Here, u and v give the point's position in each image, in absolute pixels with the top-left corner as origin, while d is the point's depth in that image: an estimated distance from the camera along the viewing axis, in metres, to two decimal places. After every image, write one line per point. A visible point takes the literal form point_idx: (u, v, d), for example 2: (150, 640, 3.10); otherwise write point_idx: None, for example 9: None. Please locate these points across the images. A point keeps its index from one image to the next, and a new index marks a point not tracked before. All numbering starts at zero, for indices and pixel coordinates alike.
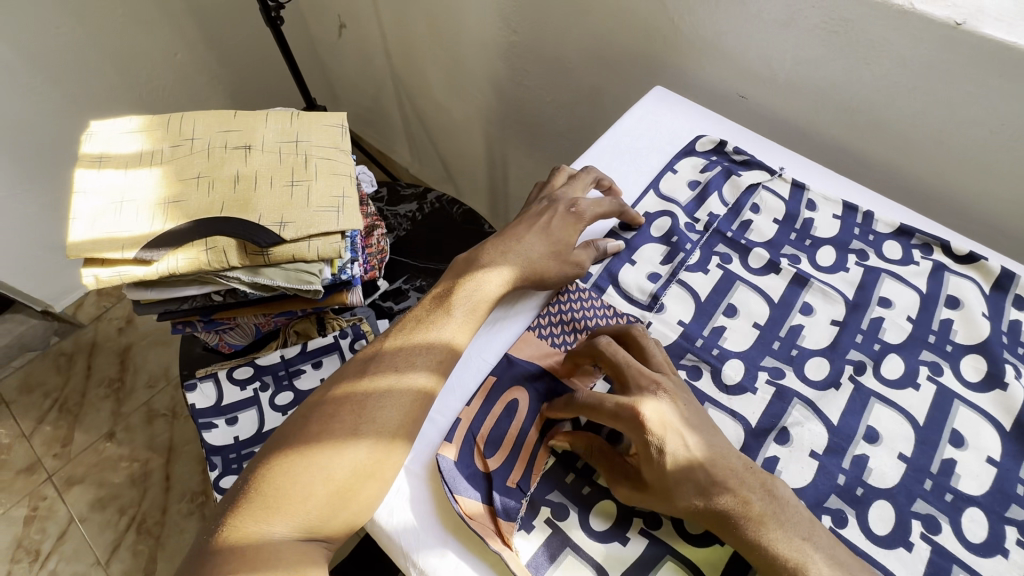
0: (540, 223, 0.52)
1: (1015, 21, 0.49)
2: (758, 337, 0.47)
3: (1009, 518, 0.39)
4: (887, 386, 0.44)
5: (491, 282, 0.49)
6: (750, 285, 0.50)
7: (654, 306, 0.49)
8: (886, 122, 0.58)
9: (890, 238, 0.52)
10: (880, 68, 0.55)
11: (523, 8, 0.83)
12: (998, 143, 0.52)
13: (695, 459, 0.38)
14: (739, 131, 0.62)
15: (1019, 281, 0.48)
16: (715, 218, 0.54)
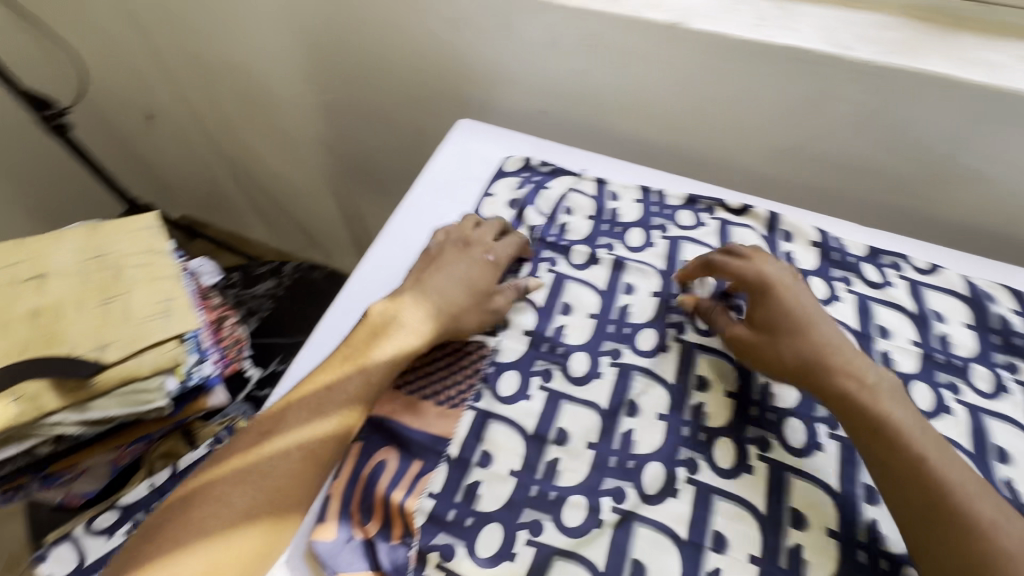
0: (456, 258, 0.54)
1: (716, 14, 0.59)
2: (594, 326, 0.52)
3: (820, 416, 0.46)
4: (705, 337, 0.51)
5: (410, 337, 0.49)
6: (577, 280, 0.55)
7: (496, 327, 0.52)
8: (653, 113, 0.67)
9: (682, 208, 0.60)
10: (638, 72, 0.63)
11: (326, 66, 0.84)
12: (737, 110, 0.63)
13: (796, 313, 0.47)
14: (542, 144, 0.68)
15: (782, 219, 0.58)
16: (535, 230, 0.59)
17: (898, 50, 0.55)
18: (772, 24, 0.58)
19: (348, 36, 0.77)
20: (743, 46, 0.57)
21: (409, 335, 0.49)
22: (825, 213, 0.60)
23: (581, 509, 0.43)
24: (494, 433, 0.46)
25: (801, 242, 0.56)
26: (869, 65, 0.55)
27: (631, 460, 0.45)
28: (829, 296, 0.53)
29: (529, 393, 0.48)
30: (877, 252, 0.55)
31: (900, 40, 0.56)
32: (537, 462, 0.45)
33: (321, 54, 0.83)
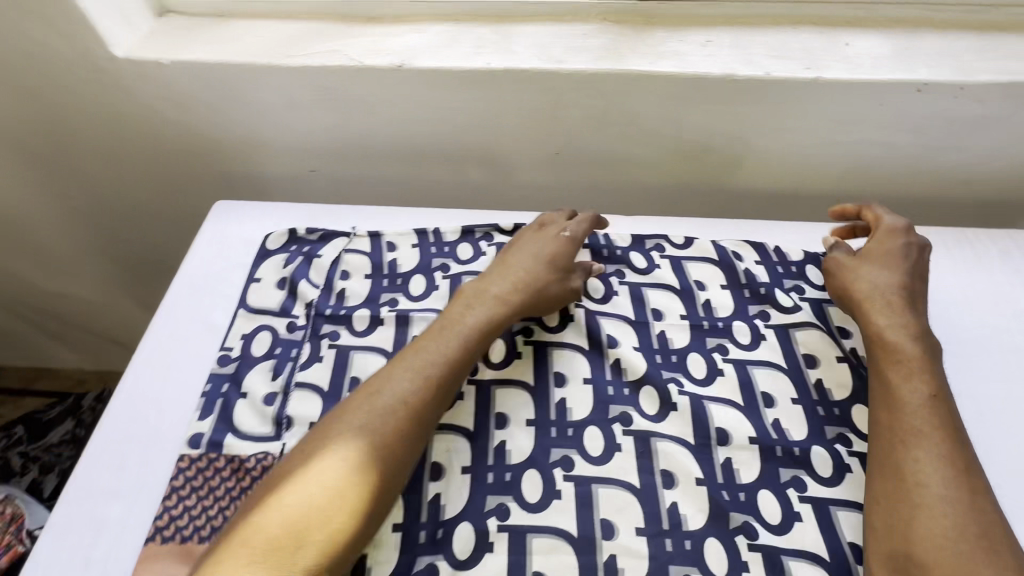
0: (553, 245, 0.68)
1: (352, 53, 0.73)
2: (593, 395, 0.60)
3: (831, 438, 0.58)
4: (702, 386, 0.61)
5: (493, 305, 0.62)
6: (555, 345, 0.64)
7: (499, 415, 0.59)
8: (477, 143, 0.80)
9: (633, 250, 0.73)
10: (391, 103, 0.76)
11: (51, 189, 0.89)
12: (535, 136, 0.78)
13: (871, 290, 0.63)
14: (376, 211, 0.78)
15: (700, 243, 0.73)
16: None
17: (603, 58, 0.71)
18: (428, 52, 0.72)
19: (59, 136, 0.82)
20: (453, 73, 0.71)
21: (483, 318, 0.61)
22: (705, 237, 0.75)
23: None
24: (518, 513, 0.53)
25: (749, 261, 0.72)
26: (581, 73, 0.70)
27: (665, 519, 0.53)
28: (791, 306, 0.68)
29: (558, 487, 0.54)
30: (782, 278, 0.70)
31: (605, 49, 0.72)
32: (591, 546, 0.51)
33: (26, 165, 0.85)
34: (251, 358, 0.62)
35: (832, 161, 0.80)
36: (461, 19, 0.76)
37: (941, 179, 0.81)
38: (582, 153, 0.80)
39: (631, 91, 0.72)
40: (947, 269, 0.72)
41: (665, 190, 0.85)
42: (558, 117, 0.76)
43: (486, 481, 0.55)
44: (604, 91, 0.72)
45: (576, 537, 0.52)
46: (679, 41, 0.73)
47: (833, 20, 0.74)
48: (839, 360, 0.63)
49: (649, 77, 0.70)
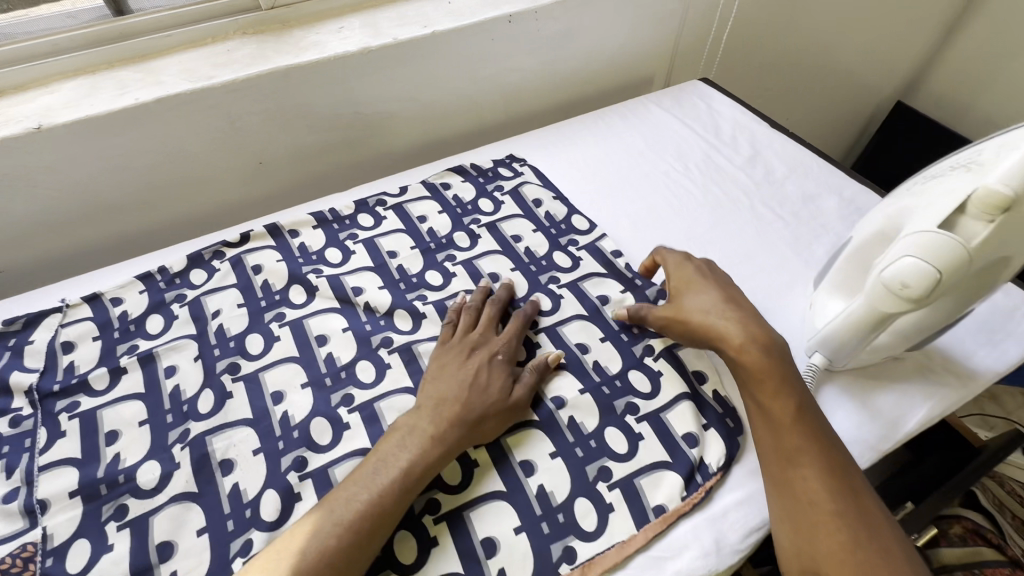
0: (497, 375, 0.60)
1: None
2: (352, 338, 0.67)
3: (543, 283, 0.74)
4: (442, 290, 0.72)
5: (427, 434, 0.54)
6: (309, 315, 0.69)
7: (274, 393, 0.62)
8: (175, 177, 0.81)
9: (357, 214, 0.82)
10: (51, 169, 0.72)
11: None
12: (229, 152, 0.83)
13: (708, 314, 0.62)
14: (88, 277, 0.74)
15: (413, 186, 0.86)
16: (247, 303, 0.70)
17: (251, 64, 0.77)
18: (67, 107, 0.71)
19: None
20: (104, 119, 0.71)
21: (418, 453, 0.53)
22: (416, 181, 0.87)
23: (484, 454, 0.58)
24: (315, 457, 0.57)
25: (454, 185, 0.86)
26: (234, 83, 0.76)
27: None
28: (493, 205, 0.83)
29: (345, 420, 0.60)
30: (485, 186, 0.86)
31: (250, 57, 0.79)
32: None
33: None
34: None
35: (490, 94, 0.98)
36: (96, 71, 0.77)
37: (572, 82, 1.06)
38: (285, 153, 0.88)
39: (290, 87, 0.80)
40: (588, 140, 0.95)
41: (377, 161, 0.97)
42: (241, 127, 0.81)
43: (278, 449, 0.58)
44: (266, 93, 0.79)
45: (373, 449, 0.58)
46: (317, 33, 0.83)
47: None
48: (535, 231, 0.80)
49: (298, 69, 0.79)
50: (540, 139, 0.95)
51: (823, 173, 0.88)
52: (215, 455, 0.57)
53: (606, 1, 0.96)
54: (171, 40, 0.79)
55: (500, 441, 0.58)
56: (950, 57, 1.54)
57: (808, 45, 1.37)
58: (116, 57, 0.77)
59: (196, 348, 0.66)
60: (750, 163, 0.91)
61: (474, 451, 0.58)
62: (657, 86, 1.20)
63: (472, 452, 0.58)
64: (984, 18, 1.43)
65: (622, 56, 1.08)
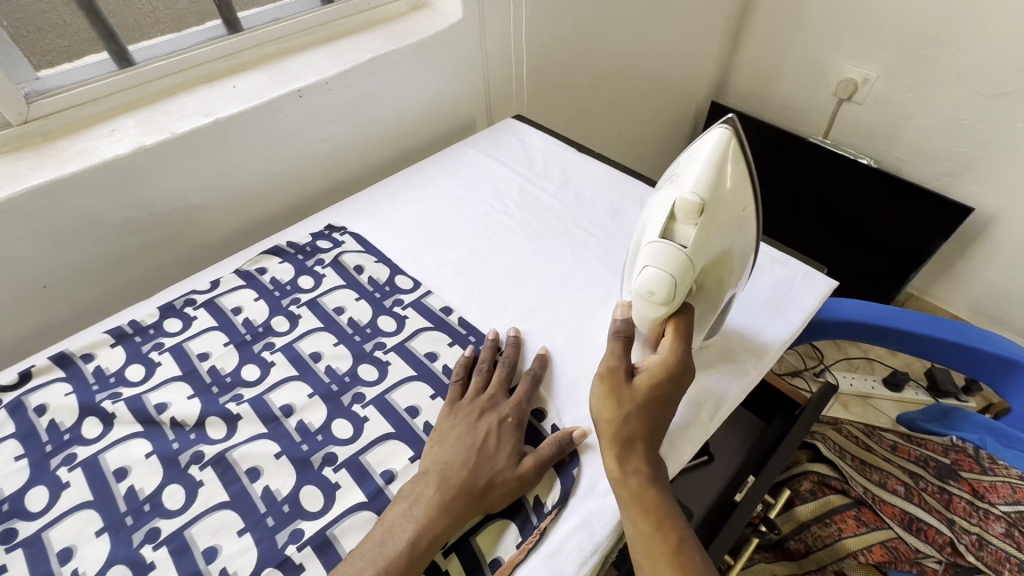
0: (505, 439, 0.59)
1: None
2: (157, 462, 0.61)
3: (369, 351, 0.72)
4: (260, 383, 0.69)
5: (435, 505, 0.53)
6: (105, 448, 0.62)
7: (62, 550, 0.55)
8: None
9: (162, 319, 0.76)
10: None
11: None
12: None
13: (632, 438, 0.53)
14: None
15: (226, 277, 0.82)
16: (28, 451, 0.62)
17: (5, 186, 0.71)
18: None
19: None
20: None
21: (425, 522, 0.52)
22: (230, 271, 0.83)
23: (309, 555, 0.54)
24: None
25: (271, 267, 0.83)
26: None
27: (261, 504, 0.58)
28: (313, 280, 0.81)
29: (149, 560, 0.54)
30: (304, 262, 0.84)
31: (2, 179, 0.72)
32: None
33: None
34: None
35: (305, 166, 0.97)
36: None
37: (390, 139, 1.07)
38: (77, 269, 0.81)
39: (60, 201, 0.74)
40: (410, 195, 0.96)
41: (195, 254, 0.92)
42: (9, 254, 0.73)
43: None
44: (29, 213, 0.72)
45: None
46: (88, 139, 0.78)
47: (222, 72, 0.90)
48: (359, 298, 0.79)
49: (64, 182, 0.73)
50: (361, 203, 0.94)
51: (626, 186, 0.95)
52: None
53: (399, 61, 0.99)
54: None
55: (329, 535, 0.55)
56: (741, 58, 1.77)
57: (617, 67, 1.51)
58: None
59: None
60: (562, 189, 0.96)
61: (299, 555, 0.54)
62: (481, 127, 1.25)
63: (298, 556, 0.54)
64: (756, 23, 1.66)
65: (436, 108, 1.12)
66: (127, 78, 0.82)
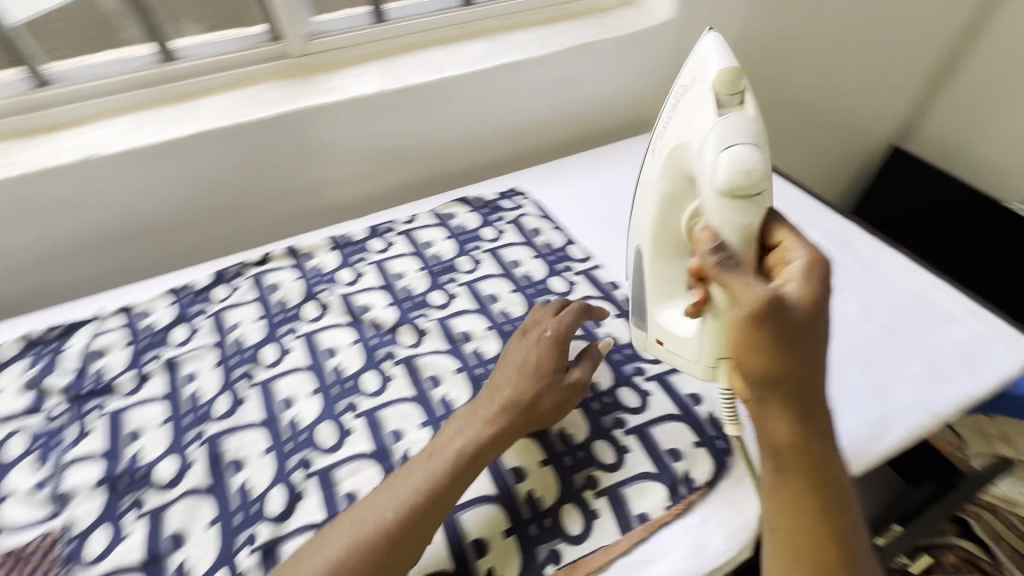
0: (551, 352, 0.62)
1: (33, 160, 0.76)
2: (359, 350, 0.72)
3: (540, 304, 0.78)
4: (444, 309, 0.77)
5: (489, 415, 0.56)
6: (320, 329, 0.74)
7: (284, 398, 0.67)
8: (207, 204, 0.89)
9: (369, 238, 0.88)
10: (95, 195, 0.80)
11: None
12: (255, 181, 0.91)
13: (808, 387, 0.44)
14: (122, 292, 0.80)
15: (422, 215, 0.92)
16: (264, 316, 0.76)
17: (281, 105, 0.86)
18: (115, 141, 0.79)
19: None
20: (147, 151, 0.79)
21: (479, 430, 0.55)
22: (425, 210, 0.93)
23: None
24: (320, 458, 0.61)
25: (460, 214, 0.92)
26: (266, 120, 0.85)
27: (439, 407, 0.66)
28: (495, 233, 0.89)
29: (349, 425, 0.64)
30: (488, 216, 0.92)
31: (279, 98, 0.88)
32: (387, 452, 0.61)
33: None
34: (8, 461, 0.61)
35: (497, 133, 1.06)
36: (144, 108, 0.85)
37: (574, 123, 1.13)
38: (306, 185, 0.95)
39: (315, 124, 0.89)
40: (586, 177, 1.01)
41: (391, 193, 1.05)
42: (269, 160, 0.89)
43: (285, 451, 0.62)
44: (292, 128, 0.87)
45: (374, 452, 0.61)
46: (342, 77, 0.92)
47: (451, 39, 1.01)
48: (534, 257, 0.85)
49: (322, 108, 0.87)
50: (542, 175, 1.01)
51: (807, 208, 0.94)
52: (227, 454, 0.61)
53: (604, 51, 1.04)
54: (213, 82, 0.88)
55: (496, 450, 0.62)
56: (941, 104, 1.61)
57: (803, 95, 1.45)
58: (162, 97, 0.87)
59: (216, 356, 0.71)
60: None
61: None
62: (654, 127, 1.27)
63: None
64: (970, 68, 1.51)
65: (621, 101, 1.16)
66: (380, 31, 0.95)
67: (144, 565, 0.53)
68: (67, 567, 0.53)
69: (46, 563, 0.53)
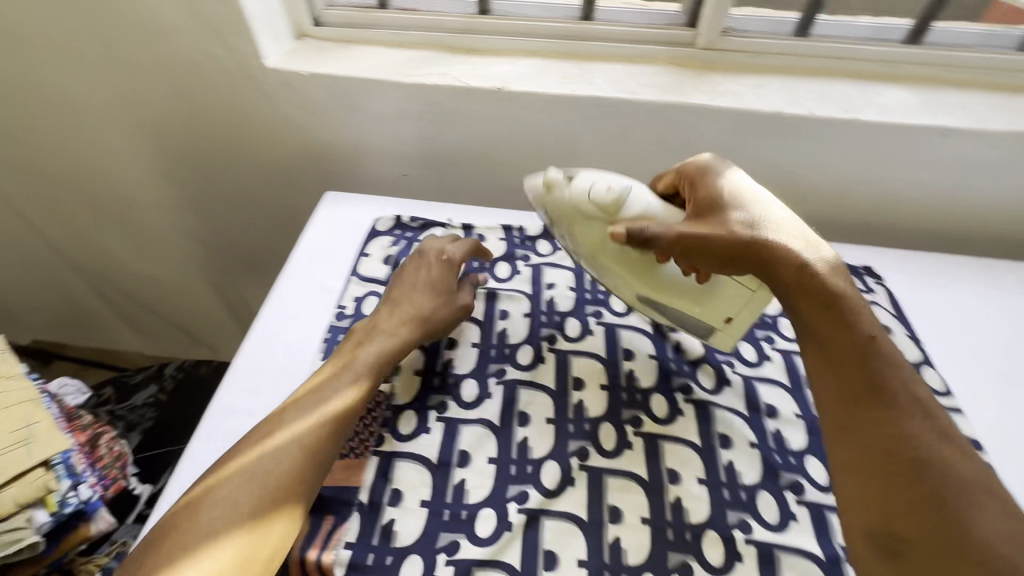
0: (445, 274, 0.71)
1: (457, 75, 0.86)
2: (656, 367, 0.69)
3: None
4: (752, 368, 0.70)
5: (399, 328, 0.65)
6: (624, 327, 0.74)
7: (577, 378, 0.68)
8: (556, 159, 0.93)
9: None
10: (483, 120, 0.88)
11: (179, 166, 1.04)
12: (606, 154, 0.91)
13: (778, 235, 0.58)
14: (465, 210, 0.89)
15: None
16: (576, 289, 0.78)
17: (669, 93, 0.84)
18: (520, 80, 0.85)
19: (200, 129, 0.97)
20: (544, 98, 0.84)
21: (386, 344, 0.63)
22: None
23: (751, 556, 0.55)
24: (595, 457, 0.61)
25: None
26: (652, 104, 0.83)
27: (723, 473, 0.60)
28: None
29: (630, 439, 0.62)
30: None
31: (671, 86, 0.85)
32: (659, 488, 0.59)
33: (166, 151, 1.02)
34: (364, 315, 0.73)
35: (865, 196, 0.91)
36: (545, 56, 0.91)
37: (964, 217, 0.91)
38: (643, 174, 0.94)
39: (689, 123, 0.85)
40: (958, 289, 0.82)
41: None
42: (627, 141, 0.89)
43: (568, 430, 0.63)
44: (668, 119, 0.85)
45: (647, 481, 0.59)
46: (736, 83, 0.86)
47: (868, 76, 0.87)
48: None
49: (707, 111, 0.83)
50: (904, 264, 0.84)
51: None
52: (519, 404, 0.65)
53: None
54: (611, 50, 0.89)
55: (777, 558, 0.55)
56: None
57: None
58: (566, 50, 0.91)
59: (528, 306, 0.75)
60: None
61: (742, 546, 0.55)
62: None
63: (743, 546, 0.55)
64: None
65: None
66: (800, 47, 0.86)
67: (435, 465, 0.60)
68: (383, 430, 0.62)
69: (370, 417, 0.63)
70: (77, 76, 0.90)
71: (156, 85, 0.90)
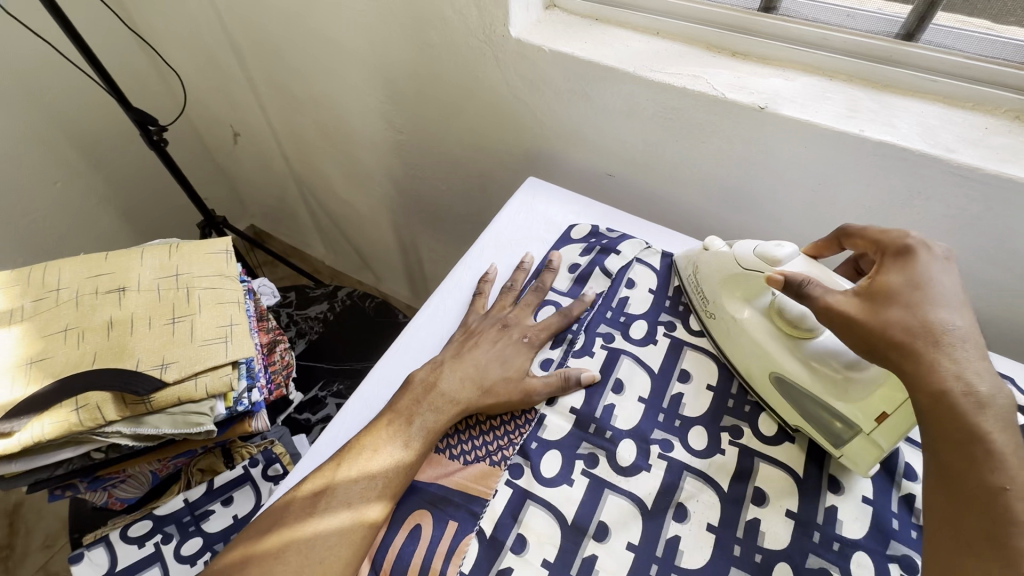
0: (522, 352, 0.65)
1: (712, 80, 0.73)
2: (869, 516, 0.53)
3: None
4: None
5: (468, 398, 0.60)
6: None
7: (758, 489, 0.55)
8: (797, 203, 0.76)
9: None
10: (724, 138, 0.75)
11: (400, 115, 1.08)
12: (868, 215, 0.72)
13: (934, 329, 0.46)
14: (668, 237, 0.78)
15: None
16: None
17: (1005, 160, 0.61)
18: (789, 101, 0.69)
19: (428, 85, 0.98)
20: (817, 130, 0.67)
21: (458, 394, 0.60)
22: None
23: None
24: None
25: None
26: (974, 170, 0.61)
27: None
28: None
29: None
30: None
31: (1009, 150, 0.62)
32: None
33: (391, 96, 1.05)
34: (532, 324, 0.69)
35: None
36: (830, 77, 0.73)
37: None
38: None
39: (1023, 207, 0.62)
40: None
41: (993, 317, 0.74)
42: (912, 207, 0.68)
43: (732, 552, 0.52)
44: (985, 196, 0.63)
45: None
46: None
47: None
48: None
49: None
50: None
51: None
52: (679, 493, 0.55)
53: None
54: (926, 85, 0.68)
55: None
56: None
57: None
58: (862, 75, 0.72)
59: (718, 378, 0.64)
60: None
61: None
62: None
63: None
64: None
65: None
66: None
67: (568, 525, 0.53)
68: (524, 460, 0.57)
69: (515, 442, 0.59)
70: (341, 14, 0.96)
71: (403, 35, 0.92)
